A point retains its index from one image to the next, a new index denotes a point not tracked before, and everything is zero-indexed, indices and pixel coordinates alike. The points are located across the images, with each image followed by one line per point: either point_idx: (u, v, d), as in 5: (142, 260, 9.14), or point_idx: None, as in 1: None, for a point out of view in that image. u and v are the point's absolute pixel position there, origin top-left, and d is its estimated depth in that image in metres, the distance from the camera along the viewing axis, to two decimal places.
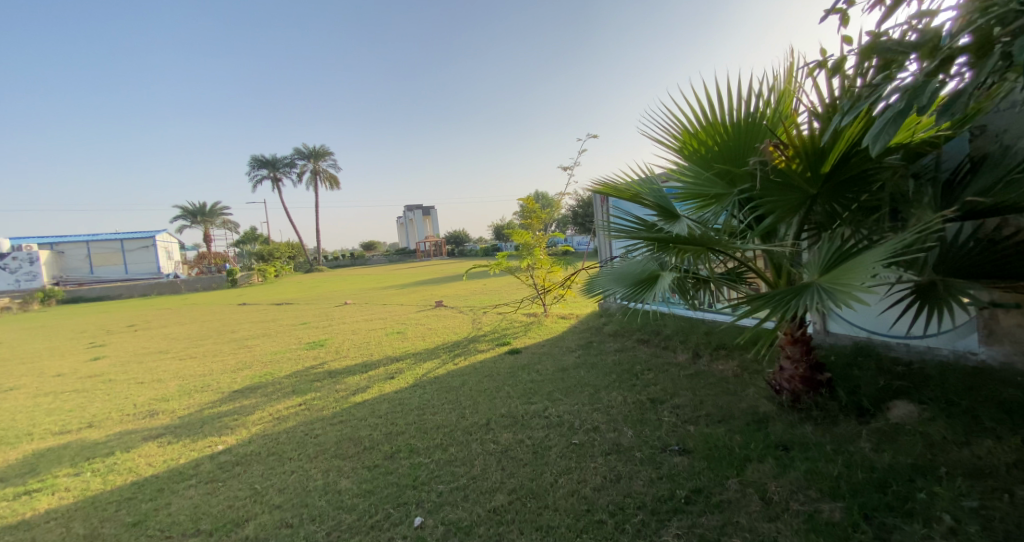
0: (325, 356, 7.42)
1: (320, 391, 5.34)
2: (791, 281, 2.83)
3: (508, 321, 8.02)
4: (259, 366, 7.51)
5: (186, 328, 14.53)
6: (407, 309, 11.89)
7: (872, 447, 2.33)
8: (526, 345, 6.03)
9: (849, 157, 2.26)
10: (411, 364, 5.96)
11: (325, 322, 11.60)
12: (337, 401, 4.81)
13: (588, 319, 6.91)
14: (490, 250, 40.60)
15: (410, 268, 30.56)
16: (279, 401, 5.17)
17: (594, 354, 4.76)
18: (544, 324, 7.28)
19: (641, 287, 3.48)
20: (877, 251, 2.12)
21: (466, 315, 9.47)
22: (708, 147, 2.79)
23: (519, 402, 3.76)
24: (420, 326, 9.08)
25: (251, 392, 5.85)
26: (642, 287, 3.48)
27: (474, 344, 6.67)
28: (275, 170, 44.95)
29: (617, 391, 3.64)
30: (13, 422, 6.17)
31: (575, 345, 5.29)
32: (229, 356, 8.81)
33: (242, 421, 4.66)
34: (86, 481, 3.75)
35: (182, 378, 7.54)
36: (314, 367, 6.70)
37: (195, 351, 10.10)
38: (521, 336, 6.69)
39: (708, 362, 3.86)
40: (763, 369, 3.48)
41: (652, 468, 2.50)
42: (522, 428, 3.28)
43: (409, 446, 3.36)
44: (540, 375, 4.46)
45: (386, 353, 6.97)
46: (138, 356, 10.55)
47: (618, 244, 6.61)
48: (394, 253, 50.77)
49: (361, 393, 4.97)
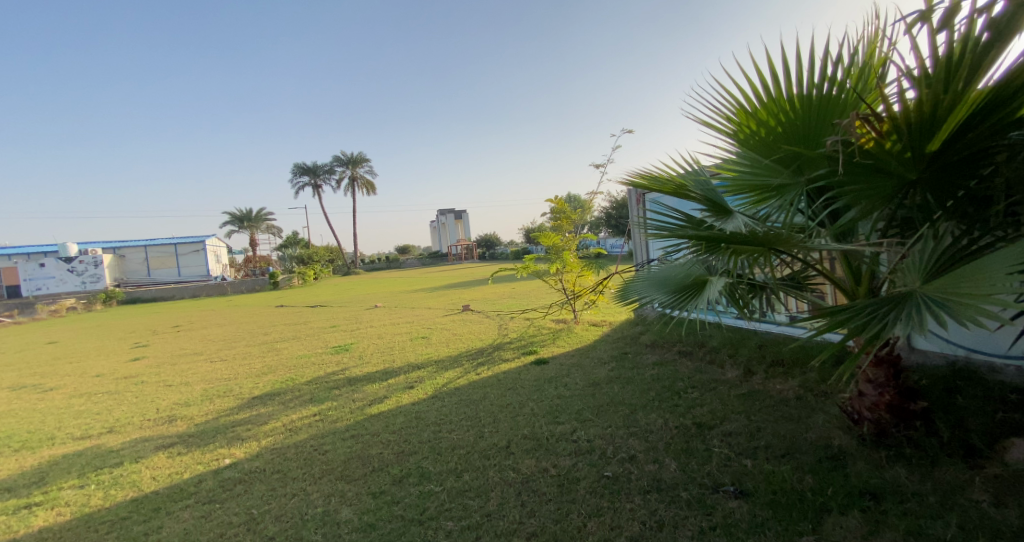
0: (349, 361, 7.20)
1: (337, 400, 5.06)
2: (873, 288, 2.34)
3: (537, 328, 7.62)
4: (283, 370, 7.34)
5: (223, 329, 14.75)
6: (435, 313, 11.65)
7: (993, 501, 1.86)
8: (555, 354, 5.61)
9: (963, 130, 1.76)
10: (433, 373, 5.62)
11: (354, 325, 11.47)
12: (352, 412, 4.51)
13: (621, 327, 6.45)
14: (522, 254, 40.30)
15: (442, 272, 30.54)
16: (294, 410, 4.91)
17: (630, 367, 4.31)
18: (574, 331, 6.85)
19: (684, 294, 3.03)
20: (1006, 254, 1.66)
21: (494, 320, 9.12)
22: (768, 127, 2.33)
23: (545, 422, 3.36)
24: (446, 331, 8.78)
25: (270, 398, 5.63)
26: (685, 294, 3.04)
27: (501, 352, 6.29)
28: (315, 177, 46.10)
29: (656, 413, 3.19)
30: (41, 424, 6.16)
31: (608, 357, 4.85)
32: (256, 359, 8.72)
33: (254, 432, 4.42)
34: (88, 494, 3.55)
35: (208, 381, 7.45)
36: (336, 373, 6.46)
37: (227, 353, 10.11)
38: (550, 345, 6.27)
39: (762, 381, 3.37)
40: (832, 391, 2.97)
41: (702, 515, 2.07)
42: (547, 454, 2.87)
43: (421, 470, 3.01)
44: (568, 389, 4.05)
45: (409, 359, 6.68)
46: (173, 357, 10.64)
47: (654, 247, 6.13)
48: (427, 257, 51.14)
49: (378, 404, 4.66)
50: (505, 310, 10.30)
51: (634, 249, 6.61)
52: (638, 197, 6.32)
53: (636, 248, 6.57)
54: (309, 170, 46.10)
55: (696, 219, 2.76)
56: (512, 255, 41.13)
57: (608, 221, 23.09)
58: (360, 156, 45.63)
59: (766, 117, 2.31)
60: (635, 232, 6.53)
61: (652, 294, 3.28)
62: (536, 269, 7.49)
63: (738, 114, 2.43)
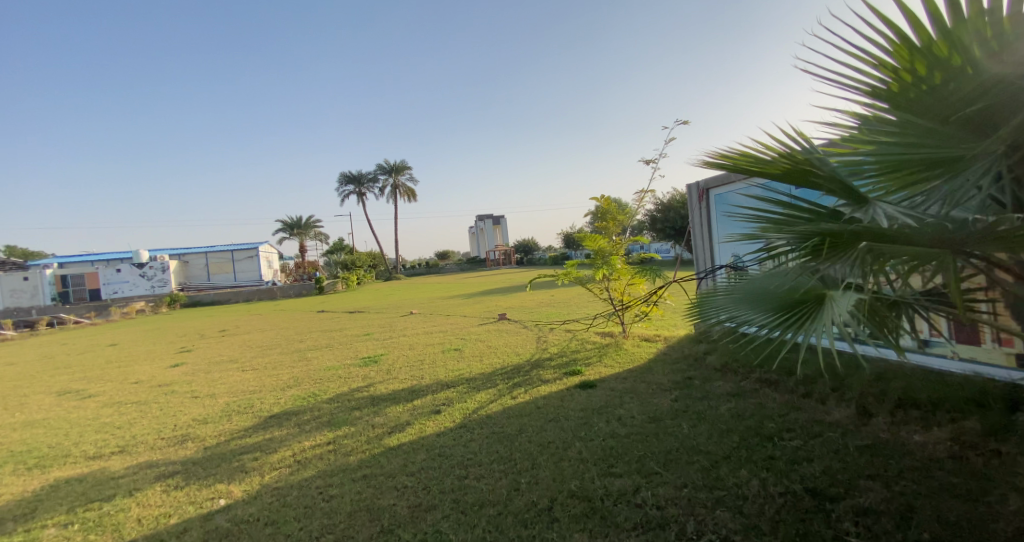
0: (376, 375, 6.63)
1: (356, 425, 4.46)
2: None
3: (580, 343, 6.90)
4: (308, 381, 6.88)
5: (260, 334, 14.67)
6: (470, 321, 11.09)
7: None
8: (603, 377, 4.92)
9: None
10: (464, 396, 4.98)
11: (388, 333, 11.05)
12: (370, 443, 3.92)
13: (676, 347, 5.70)
14: (560, 261, 39.78)
15: (480, 279, 30.20)
16: (308, 435, 4.34)
17: (708, 396, 3.84)
18: (623, 347, 6.14)
19: (782, 310, 2.46)
20: None
21: (532, 331, 8.43)
22: (946, 69, 1.72)
23: (598, 474, 2.79)
24: (482, 342, 8.13)
25: (287, 416, 5.08)
26: (784, 309, 2.45)
27: (542, 371, 5.59)
28: (360, 186, 46.97)
29: (745, 469, 2.63)
30: (55, 425, 5.82)
31: (668, 384, 4.23)
32: (284, 368, 8.27)
33: (258, 462, 3.79)
34: (69, 526, 3.04)
35: (231, 388, 7.05)
36: (360, 390, 5.88)
37: (258, 358, 9.74)
38: (596, 364, 5.58)
39: (889, 425, 2.93)
40: (1002, 450, 2.44)
41: None
42: (604, 527, 2.22)
43: (439, 538, 2.37)
44: (624, 429, 3.39)
45: (440, 376, 6.06)
46: (206, 360, 10.36)
47: (721, 254, 5.40)
48: (466, 262, 51.03)
49: (397, 435, 4.05)
50: (544, 320, 9.62)
51: (693, 256, 5.83)
52: (700, 195, 5.55)
53: (696, 254, 5.78)
54: (352, 177, 46.71)
55: (827, 208, 2.16)
56: (551, 260, 40.29)
57: (653, 225, 21.96)
58: (403, 164, 45.92)
59: (946, 54, 1.70)
60: (695, 236, 5.75)
61: (743, 309, 2.71)
62: (578, 275, 6.76)
63: (893, 55, 1.82)
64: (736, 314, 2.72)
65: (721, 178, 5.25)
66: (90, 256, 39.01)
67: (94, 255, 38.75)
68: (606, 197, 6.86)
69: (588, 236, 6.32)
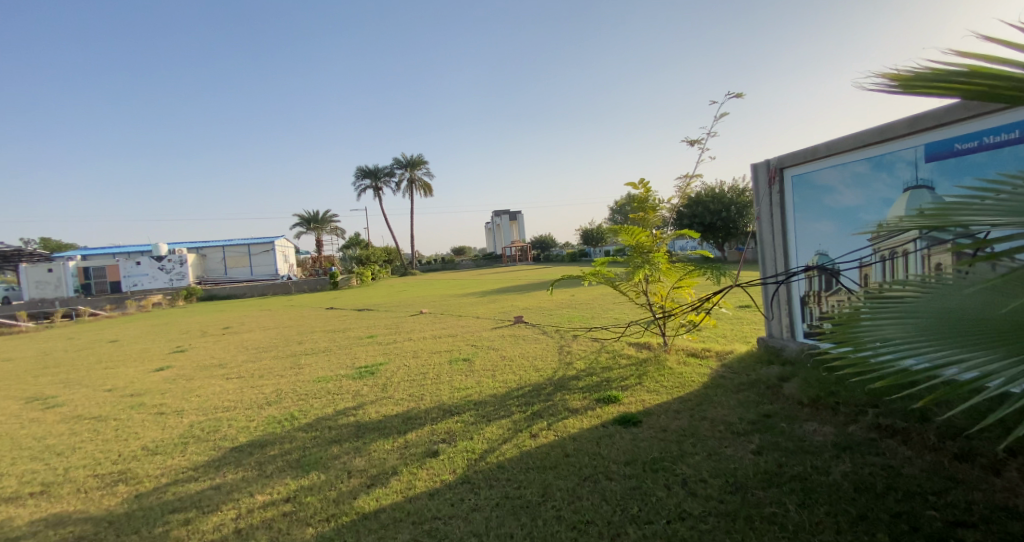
0: (371, 391, 5.64)
1: (328, 469, 3.43)
2: None
3: (611, 358, 5.82)
4: (294, 394, 5.94)
5: (262, 333, 13.89)
6: (484, 324, 10.10)
7: None
8: (650, 413, 3.90)
9: None
10: (470, 432, 3.94)
11: (394, 336, 10.12)
12: (341, 503, 2.91)
13: (735, 371, 4.66)
14: (577, 258, 38.85)
15: (495, 276, 29.30)
16: (267, 481, 3.34)
17: (810, 452, 3.01)
18: (666, 369, 5.12)
19: (919, 330, 1.66)
20: None
21: (553, 340, 7.37)
22: None
23: None
24: (496, 352, 7.06)
25: (251, 445, 4.07)
26: (1008, 343, 1.43)
27: (567, 398, 4.55)
28: (377, 181, 46.29)
29: None
30: None
31: (744, 431, 3.39)
32: (272, 377, 7.29)
33: (187, 532, 2.79)
34: None
35: (207, 399, 6.13)
36: (347, 413, 4.86)
37: (248, 363, 8.79)
38: (636, 390, 4.56)
39: None
40: None
41: None
42: None
43: None
44: (695, 509, 2.48)
45: (445, 397, 5.04)
46: (195, 361, 9.49)
47: (803, 252, 4.36)
48: (483, 258, 50.05)
49: (374, 493, 3.00)
50: (565, 325, 8.52)
51: (758, 251, 4.87)
52: (772, 176, 4.59)
53: (762, 248, 4.83)
54: (367, 170, 45.95)
55: None
56: (570, 257, 39.06)
57: (681, 220, 20.67)
58: (419, 158, 44.97)
59: None
60: (762, 226, 4.80)
61: (862, 327, 1.93)
62: (609, 275, 5.68)
63: None
64: (859, 336, 1.88)
65: (801, 155, 4.30)
66: (107, 248, 38.88)
67: (111, 248, 38.74)
68: (645, 183, 5.82)
69: (632, 227, 5.19)
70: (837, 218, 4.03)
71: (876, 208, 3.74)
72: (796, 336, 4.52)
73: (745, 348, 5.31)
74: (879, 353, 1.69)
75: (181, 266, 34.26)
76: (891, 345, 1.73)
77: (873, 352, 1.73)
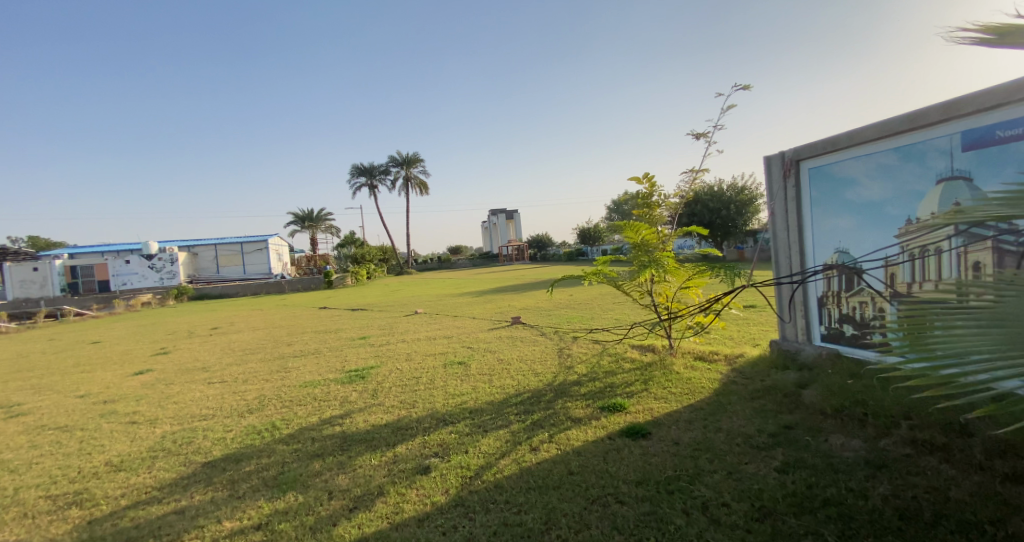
0: (360, 398, 5.31)
1: (307, 489, 3.10)
2: None
3: (614, 362, 5.52)
4: (279, 401, 5.60)
5: (251, 334, 13.50)
6: (480, 324, 9.79)
7: None
8: (659, 423, 3.61)
9: None
10: (465, 445, 3.61)
11: (387, 337, 9.79)
12: (318, 532, 2.58)
13: (748, 376, 4.37)
14: (573, 257, 38.62)
15: (490, 274, 28.99)
16: (237, 503, 3.00)
17: (842, 470, 2.73)
18: (673, 374, 4.83)
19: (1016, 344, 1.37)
20: None
21: (552, 342, 7.07)
22: None
23: None
24: (492, 355, 6.74)
25: (225, 460, 3.72)
26: None
27: (569, 406, 4.25)
28: (372, 179, 45.84)
29: None
30: None
31: (764, 444, 3.10)
32: (257, 381, 6.94)
33: None
34: None
35: (185, 405, 5.77)
36: (333, 422, 4.52)
37: (233, 366, 8.41)
38: (642, 396, 4.27)
39: None
40: None
41: None
42: None
43: None
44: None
45: (438, 405, 4.72)
46: (178, 364, 9.12)
47: (820, 249, 4.08)
48: (479, 257, 49.72)
49: (356, 519, 2.68)
50: (565, 327, 8.20)
51: (771, 249, 4.60)
52: (787, 169, 4.31)
53: (775, 246, 4.56)
54: (363, 168, 45.53)
55: None
56: (567, 256, 38.78)
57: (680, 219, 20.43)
58: (415, 156, 44.68)
59: None
60: (775, 223, 4.52)
61: (935, 332, 1.62)
62: (612, 274, 5.39)
63: None
64: (933, 344, 1.58)
65: (819, 145, 4.02)
66: (95, 247, 38.22)
67: (99, 246, 38.10)
68: (650, 176, 5.54)
69: (636, 223, 4.92)
70: (859, 213, 3.75)
71: (904, 201, 3.47)
72: (813, 340, 4.23)
73: (756, 352, 5.03)
74: (968, 370, 1.39)
75: (171, 265, 33.70)
76: (978, 358, 1.43)
77: (958, 368, 1.43)
